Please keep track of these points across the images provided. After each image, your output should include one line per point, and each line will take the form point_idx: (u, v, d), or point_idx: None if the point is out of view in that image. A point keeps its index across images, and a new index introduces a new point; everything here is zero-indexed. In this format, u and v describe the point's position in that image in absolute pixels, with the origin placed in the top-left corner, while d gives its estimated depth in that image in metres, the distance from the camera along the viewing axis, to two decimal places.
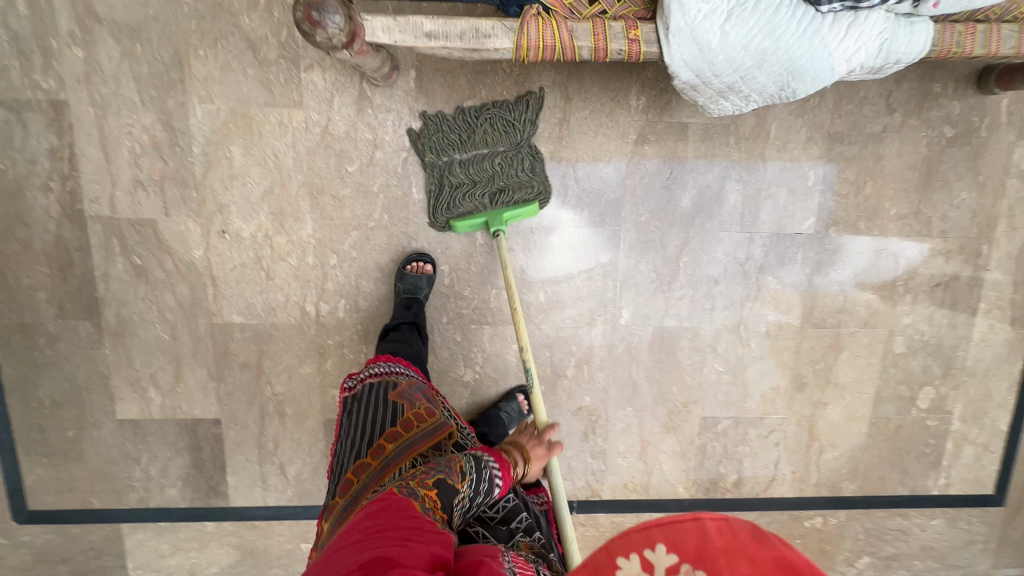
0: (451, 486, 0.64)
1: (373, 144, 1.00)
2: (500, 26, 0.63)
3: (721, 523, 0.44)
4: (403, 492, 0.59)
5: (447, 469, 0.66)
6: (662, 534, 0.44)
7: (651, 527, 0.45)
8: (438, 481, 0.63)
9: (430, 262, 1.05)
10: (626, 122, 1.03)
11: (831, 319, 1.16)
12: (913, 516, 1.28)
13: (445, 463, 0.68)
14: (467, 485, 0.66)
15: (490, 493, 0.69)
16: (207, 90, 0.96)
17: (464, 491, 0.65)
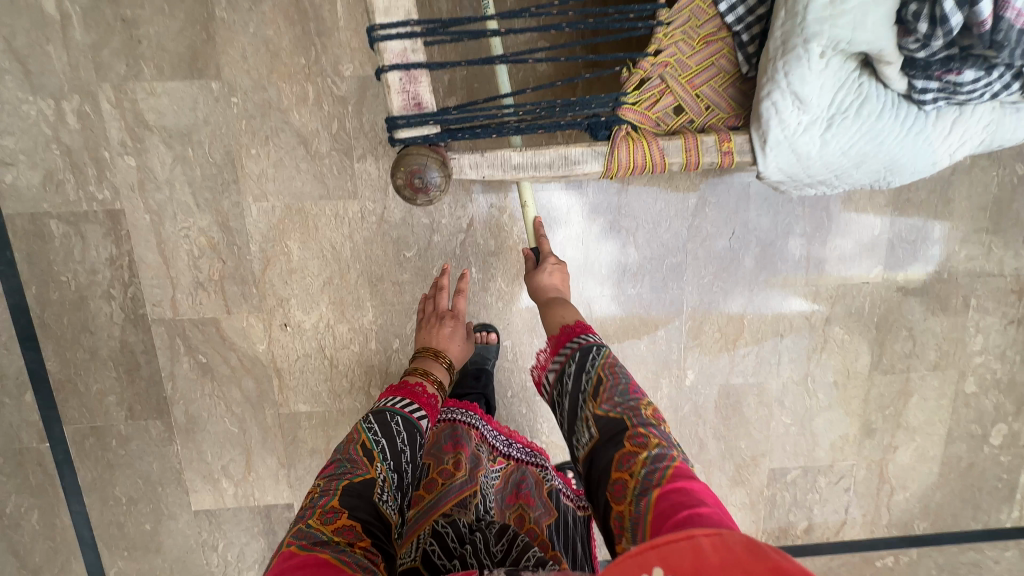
0: (362, 481, 0.65)
1: (430, 228, 0.98)
2: (589, 150, 0.61)
3: (715, 536, 0.39)
4: (307, 548, 0.54)
5: (353, 469, 0.66)
6: (658, 555, 0.39)
7: (647, 547, 0.39)
8: (347, 487, 0.63)
9: (494, 332, 1.02)
10: (686, 185, 1.00)
11: (901, 364, 1.13)
12: (987, 550, 1.26)
13: (348, 458, 0.68)
14: (377, 464, 0.69)
15: (410, 442, 0.75)
16: (262, 188, 0.94)
17: (381, 474, 0.68)
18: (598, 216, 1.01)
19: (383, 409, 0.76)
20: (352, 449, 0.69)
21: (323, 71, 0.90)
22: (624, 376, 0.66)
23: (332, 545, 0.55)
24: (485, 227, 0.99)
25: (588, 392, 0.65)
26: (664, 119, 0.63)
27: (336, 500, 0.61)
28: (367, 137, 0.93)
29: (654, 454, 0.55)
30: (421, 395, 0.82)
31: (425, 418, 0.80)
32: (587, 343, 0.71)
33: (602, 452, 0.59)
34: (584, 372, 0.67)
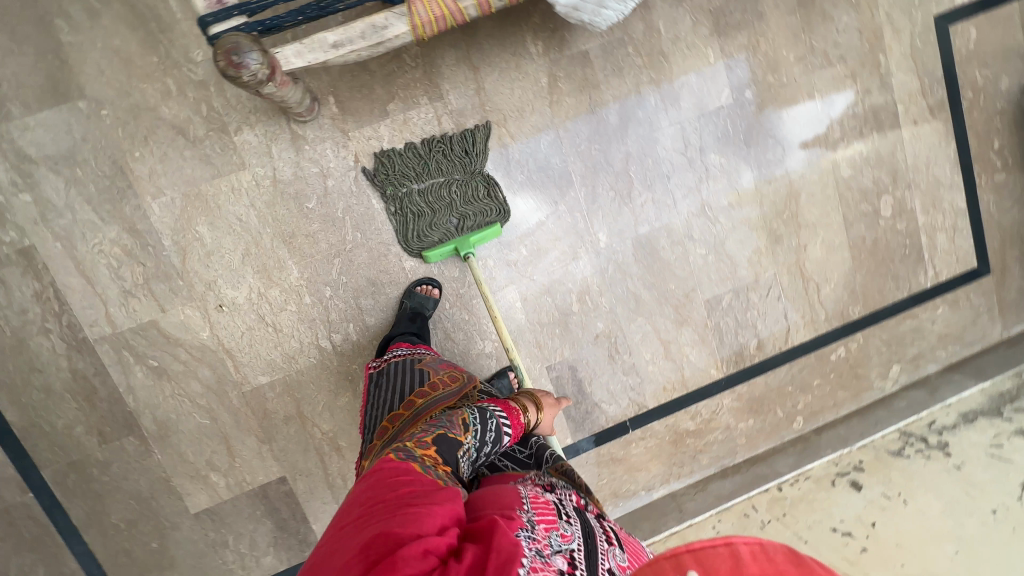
0: (453, 439, 0.68)
1: (322, 176, 1.07)
2: (391, 14, 0.70)
3: (756, 547, 0.38)
4: (401, 458, 0.61)
5: (449, 426, 0.70)
6: (694, 561, 0.37)
7: (681, 551, 0.38)
8: (438, 438, 0.67)
9: (438, 286, 1.13)
10: (534, 69, 1.11)
11: (778, 170, 1.25)
12: (919, 313, 1.39)
13: (448, 420, 0.72)
14: (469, 436, 0.71)
15: (495, 443, 0.74)
16: (156, 185, 1.02)
17: (467, 444, 0.70)
18: (468, 119, 1.11)
19: (485, 406, 0.76)
20: (453, 417, 0.73)
21: (177, 63, 0.99)
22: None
23: (419, 462, 0.61)
24: (371, 159, 1.08)
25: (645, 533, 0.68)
26: None
27: (431, 438, 0.67)
28: (236, 109, 1.02)
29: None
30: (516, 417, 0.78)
31: (509, 433, 0.76)
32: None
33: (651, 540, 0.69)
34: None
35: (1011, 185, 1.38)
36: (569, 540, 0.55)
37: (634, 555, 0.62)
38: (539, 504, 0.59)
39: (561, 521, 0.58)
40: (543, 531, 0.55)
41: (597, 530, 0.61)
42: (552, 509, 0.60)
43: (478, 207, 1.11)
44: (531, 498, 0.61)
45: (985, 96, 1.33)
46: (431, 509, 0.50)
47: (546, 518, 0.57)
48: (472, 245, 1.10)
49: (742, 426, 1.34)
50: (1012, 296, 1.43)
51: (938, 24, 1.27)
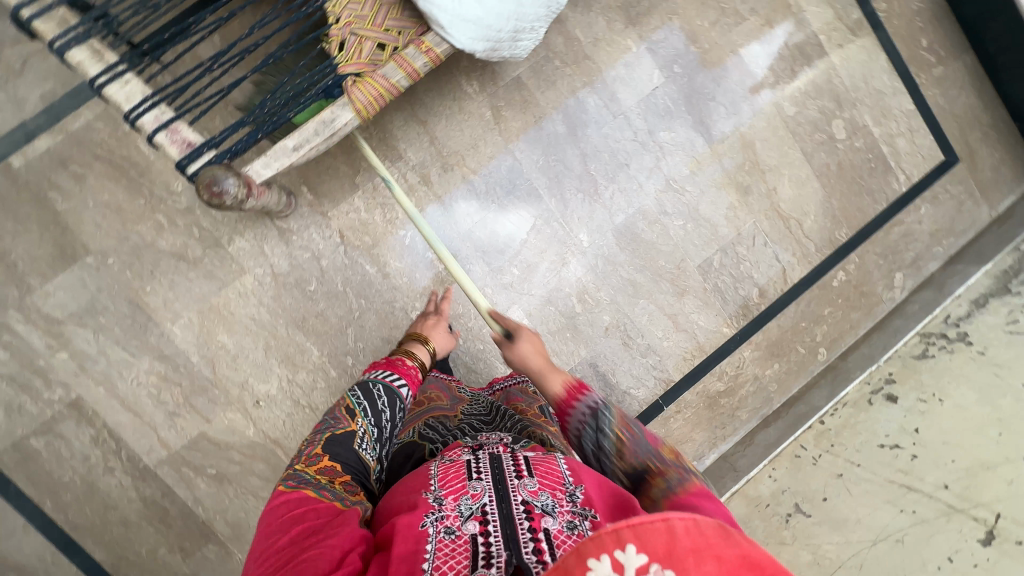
0: (344, 434, 0.73)
1: (315, 258, 1.15)
2: (336, 108, 0.79)
3: (689, 523, 0.45)
4: (294, 486, 0.65)
5: (334, 424, 0.74)
6: (632, 534, 0.44)
7: (622, 527, 0.44)
8: (327, 446, 0.71)
9: (449, 325, 1.20)
10: (476, 106, 1.19)
11: (727, 127, 1.31)
12: (905, 218, 1.43)
13: (334, 418, 0.76)
14: (360, 418, 0.76)
15: (392, 405, 0.80)
16: (173, 310, 1.11)
17: (362, 427, 0.75)
18: (430, 168, 1.19)
19: (367, 382, 0.81)
20: (337, 410, 0.77)
21: (161, 198, 1.09)
22: (638, 427, 0.70)
23: (314, 483, 0.66)
24: (354, 230, 1.16)
25: (611, 454, 0.68)
26: (374, 58, 0.81)
27: (321, 446, 0.71)
28: (224, 223, 1.11)
29: (673, 480, 0.63)
30: (402, 368, 0.86)
31: (405, 387, 0.84)
32: (597, 404, 0.72)
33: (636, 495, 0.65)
34: (602, 433, 0.69)
35: (952, 75, 1.43)
36: (479, 498, 0.60)
37: (550, 470, 0.64)
38: (447, 476, 0.64)
39: (470, 482, 0.63)
40: (452, 502, 0.60)
41: (508, 469, 0.64)
42: (462, 474, 0.64)
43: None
44: (441, 473, 0.66)
45: (897, 4, 1.39)
46: (323, 549, 0.56)
47: (454, 488, 0.62)
48: None
49: (769, 373, 1.37)
50: (989, 176, 1.46)
51: None
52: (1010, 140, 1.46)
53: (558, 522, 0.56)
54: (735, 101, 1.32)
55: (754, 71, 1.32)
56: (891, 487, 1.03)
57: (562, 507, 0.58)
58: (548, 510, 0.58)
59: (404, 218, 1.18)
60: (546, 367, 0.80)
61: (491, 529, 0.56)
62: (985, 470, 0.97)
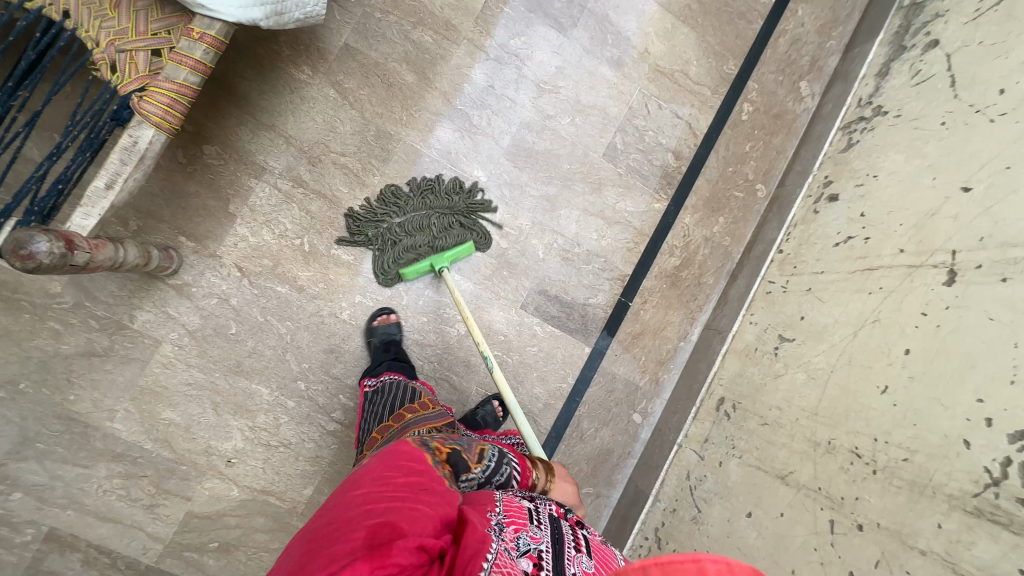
0: (465, 459, 0.71)
1: (224, 301, 1.10)
2: (133, 130, 0.74)
3: (723, 568, 0.39)
4: (420, 444, 0.65)
5: (465, 447, 0.73)
6: (660, 571, 0.40)
7: (649, 563, 0.40)
8: (452, 453, 0.70)
9: (394, 312, 1.16)
10: (317, 89, 1.14)
11: (573, 9, 1.26)
12: (786, 27, 1.37)
13: (467, 443, 0.76)
14: (478, 466, 0.73)
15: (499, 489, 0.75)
16: (105, 407, 1.06)
17: (474, 474, 0.71)
18: (299, 168, 1.13)
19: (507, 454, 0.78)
20: (472, 445, 0.75)
21: (46, 305, 1.04)
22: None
23: (435, 455, 0.66)
24: (249, 259, 1.11)
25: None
26: (153, 67, 0.76)
27: (448, 447, 0.71)
28: (118, 303, 1.06)
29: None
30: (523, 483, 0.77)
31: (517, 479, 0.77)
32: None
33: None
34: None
35: None
36: (538, 541, 0.61)
37: (605, 561, 0.66)
38: (512, 506, 0.65)
39: (533, 522, 0.64)
40: (512, 532, 0.61)
41: (568, 536, 0.66)
42: (524, 511, 0.65)
43: (453, 234, 1.16)
44: (506, 500, 0.66)
45: None
46: (433, 509, 0.54)
47: (515, 518, 0.62)
48: (447, 259, 1.15)
49: (718, 229, 1.33)
50: None
51: None
52: None
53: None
54: None
55: None
56: (855, 276, 0.95)
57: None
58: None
59: (294, 227, 1.13)
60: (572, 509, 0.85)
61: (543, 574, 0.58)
62: (930, 219, 0.86)
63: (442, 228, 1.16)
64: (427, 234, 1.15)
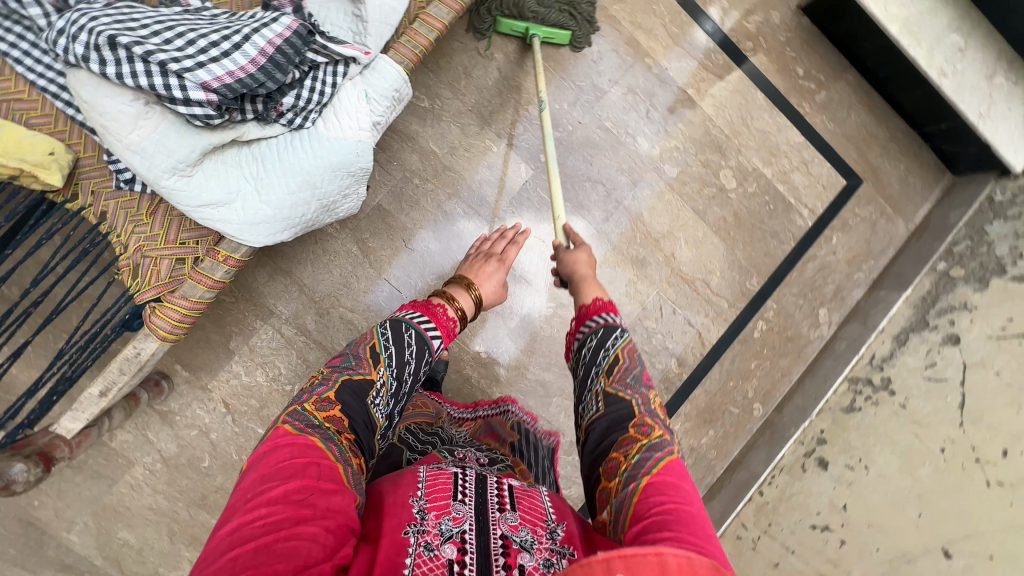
0: (361, 381, 0.69)
1: (203, 433, 1.11)
2: (138, 341, 0.76)
3: (684, 561, 0.39)
4: (299, 430, 0.60)
5: (353, 368, 0.70)
6: (623, 564, 0.38)
7: (614, 555, 0.38)
8: (341, 392, 0.67)
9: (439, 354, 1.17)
10: (341, 243, 1.15)
11: (610, 203, 1.27)
12: (819, 252, 1.36)
13: (355, 355, 0.72)
14: (381, 368, 0.71)
15: (418, 357, 0.76)
16: (65, 518, 1.07)
17: (381, 379, 0.71)
18: (305, 316, 1.14)
19: (398, 321, 0.77)
20: (361, 347, 0.73)
21: None
22: (640, 372, 0.70)
23: (321, 431, 0.61)
24: (237, 397, 1.12)
25: (603, 370, 0.70)
26: (173, 275, 0.77)
27: (333, 391, 0.66)
28: None
29: (654, 441, 0.60)
30: (441, 316, 0.82)
31: (438, 338, 0.80)
32: (602, 325, 0.75)
33: (611, 432, 0.63)
34: (603, 349, 0.72)
35: (836, 98, 1.37)
36: (462, 522, 0.57)
37: (532, 506, 0.62)
38: (435, 486, 0.60)
39: (455, 500, 0.59)
40: (434, 518, 0.57)
41: (492, 499, 0.61)
42: (450, 487, 0.61)
43: (555, 9, 1.15)
44: (431, 477, 0.62)
45: (765, 39, 1.33)
46: (316, 531, 0.49)
47: (439, 502, 0.58)
48: (542, 32, 1.16)
49: (705, 441, 1.31)
50: (897, 190, 1.40)
51: (684, 6, 1.30)
52: (910, 148, 1.41)
53: (535, 559, 0.54)
54: (612, 175, 1.26)
55: (630, 141, 1.27)
56: None
57: (542, 544, 0.56)
58: (527, 546, 0.56)
59: (288, 373, 1.14)
60: (589, 277, 0.86)
61: (468, 559, 0.53)
62: (905, 564, 0.89)
63: (551, 5, 1.14)
64: (528, 3, 1.13)
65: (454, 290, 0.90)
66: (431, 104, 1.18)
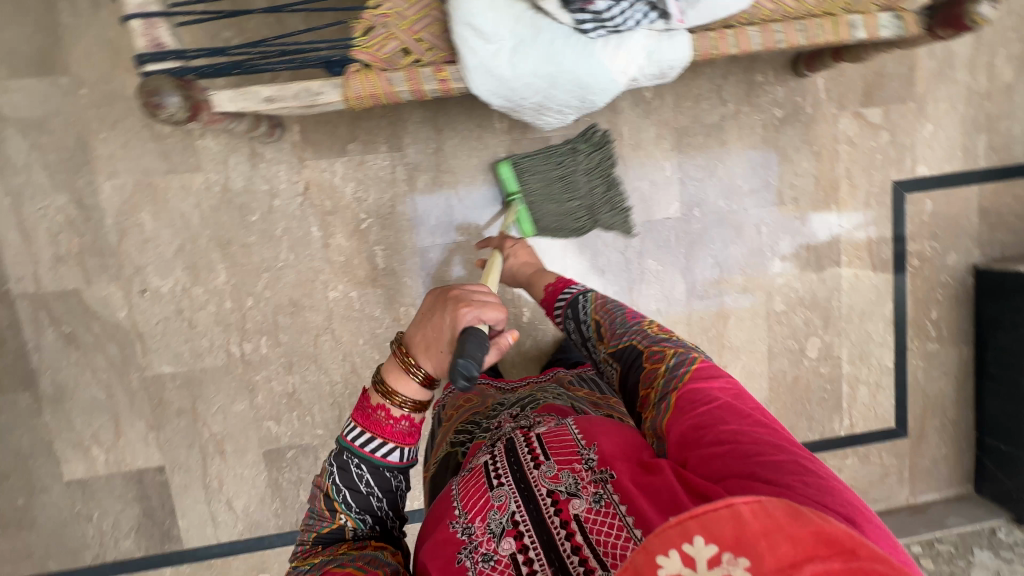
0: (329, 528, 0.62)
1: (270, 194, 1.12)
2: (326, 83, 0.76)
3: (756, 506, 0.39)
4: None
5: (317, 521, 0.63)
6: (698, 525, 0.40)
7: (686, 519, 0.40)
8: (320, 540, 0.62)
9: None
10: (495, 143, 1.17)
11: (712, 289, 1.29)
12: (828, 460, 1.39)
13: (313, 505, 0.64)
14: (339, 508, 0.62)
15: (374, 482, 0.62)
16: (113, 167, 1.08)
17: (346, 518, 0.62)
18: (421, 174, 1.16)
19: (336, 454, 0.63)
20: (316, 497, 0.64)
21: None
22: (617, 310, 0.75)
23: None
24: (319, 189, 1.13)
25: (596, 337, 0.75)
26: (393, 58, 0.78)
27: (314, 543, 0.62)
28: None
29: (672, 363, 0.63)
30: (383, 425, 0.63)
31: (394, 451, 0.63)
32: (575, 295, 0.82)
33: (629, 375, 0.68)
34: (583, 321, 0.78)
35: (942, 357, 1.39)
36: (506, 509, 0.58)
37: (563, 441, 0.63)
38: (471, 491, 0.61)
39: (492, 490, 0.60)
40: (480, 523, 0.58)
41: (526, 456, 0.62)
42: (482, 484, 0.62)
43: (553, 223, 1.13)
44: (466, 484, 0.63)
45: (930, 266, 1.35)
46: None
47: (477, 506, 0.60)
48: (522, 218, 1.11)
49: None
50: (925, 464, 1.43)
51: (895, 189, 1.31)
52: (961, 443, 1.43)
53: (586, 499, 0.55)
54: (733, 269, 1.29)
55: (769, 256, 1.30)
56: None
57: (585, 479, 0.57)
58: (573, 490, 0.57)
59: (372, 204, 1.15)
60: None
61: (528, 540, 0.55)
62: None
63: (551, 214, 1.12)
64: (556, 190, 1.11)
65: (391, 377, 0.63)
66: (651, 98, 1.20)
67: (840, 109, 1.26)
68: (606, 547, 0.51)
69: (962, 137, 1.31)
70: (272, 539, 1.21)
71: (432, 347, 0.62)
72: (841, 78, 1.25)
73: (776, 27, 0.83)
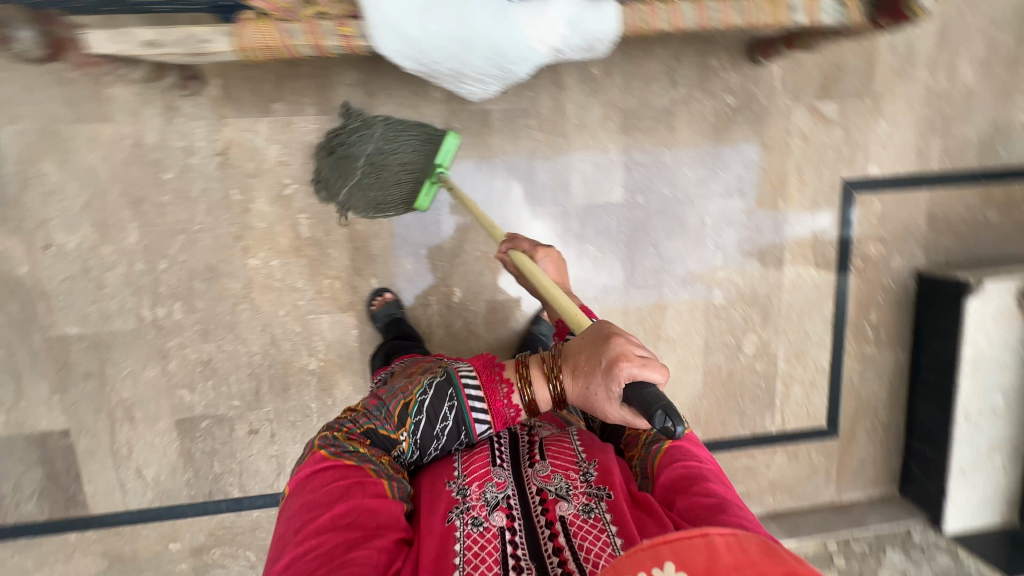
0: (386, 432, 0.67)
1: (186, 151, 1.06)
2: (215, 31, 0.70)
3: (730, 539, 0.42)
4: (335, 455, 0.63)
5: (381, 419, 0.67)
6: (670, 551, 0.42)
7: (660, 543, 0.43)
8: (369, 432, 0.67)
9: (389, 292, 1.16)
10: (431, 112, 1.11)
11: (652, 279, 1.26)
12: (757, 455, 1.40)
13: (382, 405, 0.69)
14: (405, 429, 0.66)
15: (451, 430, 0.66)
16: (13, 112, 1.01)
17: (405, 436, 0.66)
18: None
19: (440, 378, 0.67)
20: (388, 401, 0.68)
21: None
22: None
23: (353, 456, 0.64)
24: (240, 149, 1.07)
25: None
26: (292, 8, 0.71)
27: (361, 430, 0.67)
28: None
29: None
30: (497, 399, 0.66)
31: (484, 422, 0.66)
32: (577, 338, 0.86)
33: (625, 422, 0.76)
34: None
35: (878, 361, 1.39)
36: (504, 487, 0.61)
37: (562, 450, 0.67)
38: (472, 460, 0.66)
39: (494, 466, 0.64)
40: (477, 488, 0.61)
41: (524, 453, 0.67)
42: (486, 458, 0.66)
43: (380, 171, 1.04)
44: (466, 456, 0.67)
45: (874, 269, 1.34)
46: (367, 552, 0.54)
47: (477, 473, 0.63)
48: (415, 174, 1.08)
49: None
50: (853, 464, 1.44)
51: (845, 188, 1.28)
52: (890, 446, 1.44)
53: (574, 503, 0.58)
54: (674, 261, 1.26)
55: (711, 249, 1.27)
56: None
57: (577, 488, 0.60)
58: (562, 492, 0.60)
59: (297, 170, 1.09)
60: None
61: (516, 522, 0.58)
62: None
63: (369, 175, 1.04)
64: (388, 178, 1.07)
65: (534, 372, 0.66)
66: (599, 77, 1.15)
67: (794, 102, 1.22)
68: (587, 552, 0.53)
69: (916, 139, 1.28)
70: (183, 509, 1.19)
71: (583, 375, 0.62)
72: (797, 69, 1.21)
73: (710, 3, 0.77)
